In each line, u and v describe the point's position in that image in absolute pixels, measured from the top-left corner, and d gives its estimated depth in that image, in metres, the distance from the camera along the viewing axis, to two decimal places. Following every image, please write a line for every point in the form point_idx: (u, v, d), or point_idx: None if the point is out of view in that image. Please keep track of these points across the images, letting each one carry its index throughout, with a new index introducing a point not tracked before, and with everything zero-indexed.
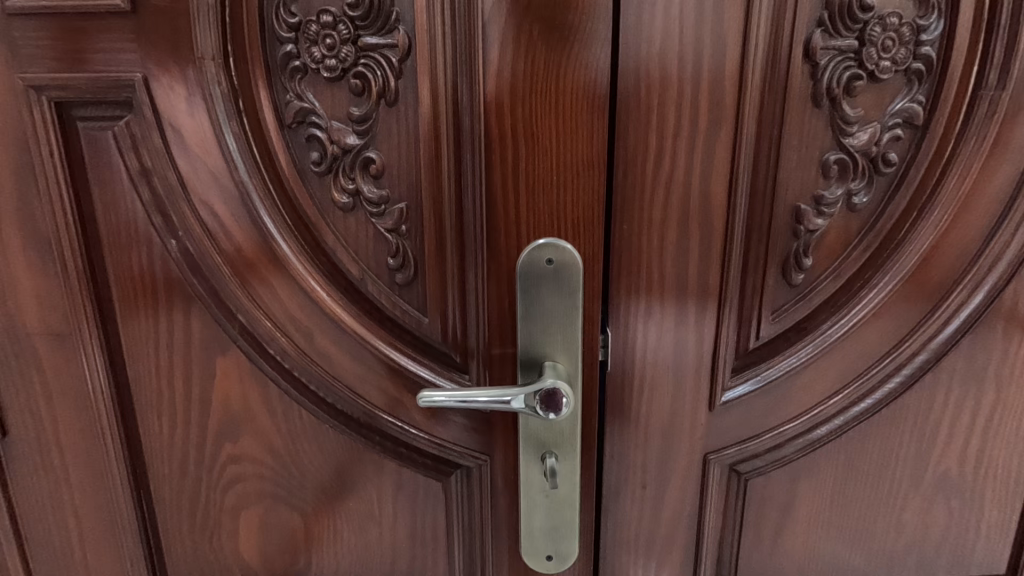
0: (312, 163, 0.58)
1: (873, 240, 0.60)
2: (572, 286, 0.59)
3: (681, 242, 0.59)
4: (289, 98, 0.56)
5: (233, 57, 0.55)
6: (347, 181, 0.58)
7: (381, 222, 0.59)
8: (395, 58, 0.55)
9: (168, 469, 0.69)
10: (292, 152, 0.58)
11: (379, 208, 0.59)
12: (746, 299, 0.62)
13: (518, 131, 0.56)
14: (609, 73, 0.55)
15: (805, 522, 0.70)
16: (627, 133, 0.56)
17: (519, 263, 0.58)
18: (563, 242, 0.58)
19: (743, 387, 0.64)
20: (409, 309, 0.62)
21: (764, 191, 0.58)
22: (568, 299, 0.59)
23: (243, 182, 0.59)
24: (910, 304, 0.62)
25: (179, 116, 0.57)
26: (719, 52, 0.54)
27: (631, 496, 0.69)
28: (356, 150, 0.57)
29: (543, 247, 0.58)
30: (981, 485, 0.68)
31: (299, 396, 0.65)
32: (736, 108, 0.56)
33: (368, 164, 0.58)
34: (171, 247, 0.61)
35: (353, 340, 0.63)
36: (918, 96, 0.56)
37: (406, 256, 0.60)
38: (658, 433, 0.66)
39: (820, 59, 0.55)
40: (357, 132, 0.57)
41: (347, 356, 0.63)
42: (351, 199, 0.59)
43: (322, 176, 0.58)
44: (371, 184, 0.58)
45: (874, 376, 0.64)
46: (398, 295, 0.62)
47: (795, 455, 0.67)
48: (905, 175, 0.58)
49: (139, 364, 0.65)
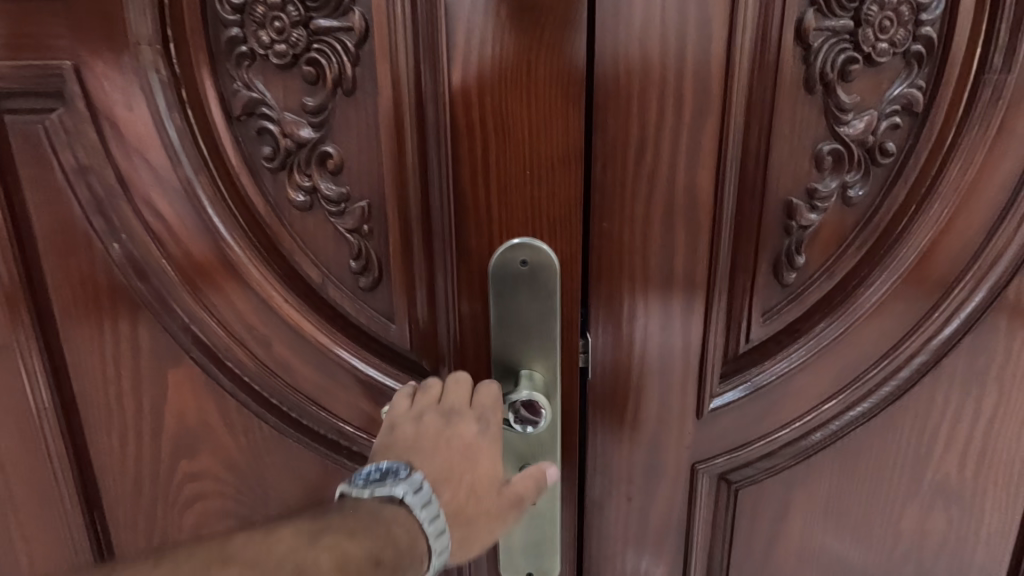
0: (264, 158, 0.53)
1: (869, 236, 0.56)
2: (548, 289, 0.55)
3: (665, 240, 0.55)
4: (237, 87, 0.52)
5: (174, 42, 0.51)
6: (303, 178, 0.54)
7: (341, 222, 0.55)
8: (351, 43, 0.50)
9: (121, 488, 0.64)
10: (242, 147, 0.53)
11: (339, 206, 0.54)
12: (736, 300, 0.58)
13: (487, 121, 0.51)
14: (586, 57, 0.51)
15: (798, 532, 0.67)
16: (606, 122, 0.52)
17: (492, 264, 0.54)
18: (538, 242, 0.54)
19: (732, 393, 0.60)
20: (374, 315, 0.58)
21: (754, 184, 0.54)
22: (545, 303, 0.55)
23: (191, 181, 0.54)
24: (907, 302, 0.58)
25: (117, 108, 0.52)
26: (704, 33, 0.50)
27: (616, 509, 0.65)
28: (312, 145, 0.53)
29: (518, 247, 0.54)
30: (983, 491, 0.65)
31: (259, 409, 0.61)
32: (723, 95, 0.52)
33: (325, 159, 0.53)
34: (114, 251, 0.56)
35: (315, 349, 0.58)
36: (917, 80, 0.52)
37: (369, 259, 0.56)
38: (644, 441, 0.62)
39: (813, 41, 0.50)
40: (313, 125, 0.52)
41: (310, 365, 0.59)
42: (308, 198, 0.54)
43: (275, 172, 0.54)
44: (330, 181, 0.54)
45: (870, 380, 0.61)
46: (362, 300, 0.57)
47: (789, 463, 0.64)
48: (904, 166, 0.54)
49: (85, 378, 0.60)
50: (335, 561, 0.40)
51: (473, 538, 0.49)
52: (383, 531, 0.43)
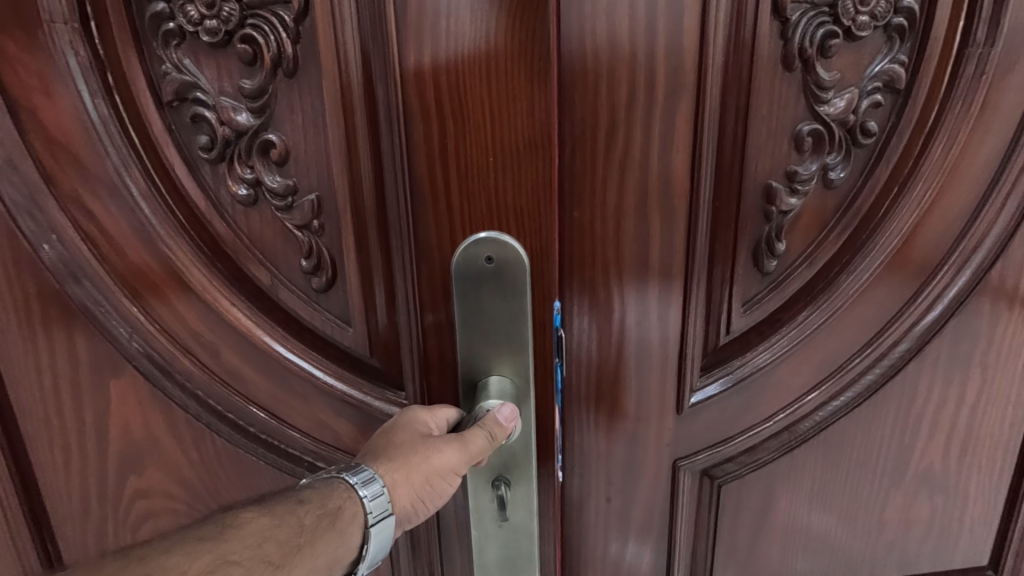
0: (201, 149, 0.50)
1: (851, 221, 0.54)
2: (515, 287, 0.51)
3: (641, 227, 0.52)
4: (167, 69, 0.49)
5: (94, 19, 0.48)
6: (245, 169, 0.51)
7: (288, 217, 0.52)
8: (289, 18, 0.47)
9: (68, 506, 0.61)
10: (176, 136, 0.51)
11: (286, 200, 0.51)
12: (715, 291, 0.55)
13: (446, 105, 0.47)
14: (553, 31, 0.46)
15: (783, 525, 0.65)
16: (574, 105, 0.49)
17: (455, 262, 0.51)
18: (505, 237, 0.50)
19: (712, 387, 0.58)
20: (329, 318, 0.55)
21: (731, 168, 0.52)
22: (513, 301, 0.51)
23: (125, 173, 0.51)
24: (891, 288, 0.56)
25: (37, 94, 0.50)
26: (675, 8, 0.47)
27: (595, 508, 0.62)
28: (253, 132, 0.50)
29: (483, 242, 0.50)
30: (965, 478, 0.64)
31: (211, 419, 0.58)
32: (699, 74, 0.48)
33: (268, 148, 0.50)
34: (45, 253, 0.53)
35: (263, 356, 0.56)
36: (899, 56, 0.50)
37: (321, 258, 0.53)
38: (622, 442, 0.60)
39: (791, 15, 0.47)
40: (252, 112, 0.49)
41: (261, 373, 0.57)
42: (252, 192, 0.51)
43: (214, 163, 0.51)
44: (274, 173, 0.51)
45: (852, 369, 0.59)
46: (315, 302, 0.55)
47: (772, 457, 0.62)
48: (885, 146, 0.52)
49: (23, 389, 0.57)
50: (260, 511, 0.43)
51: (419, 481, 0.47)
52: (306, 486, 0.46)
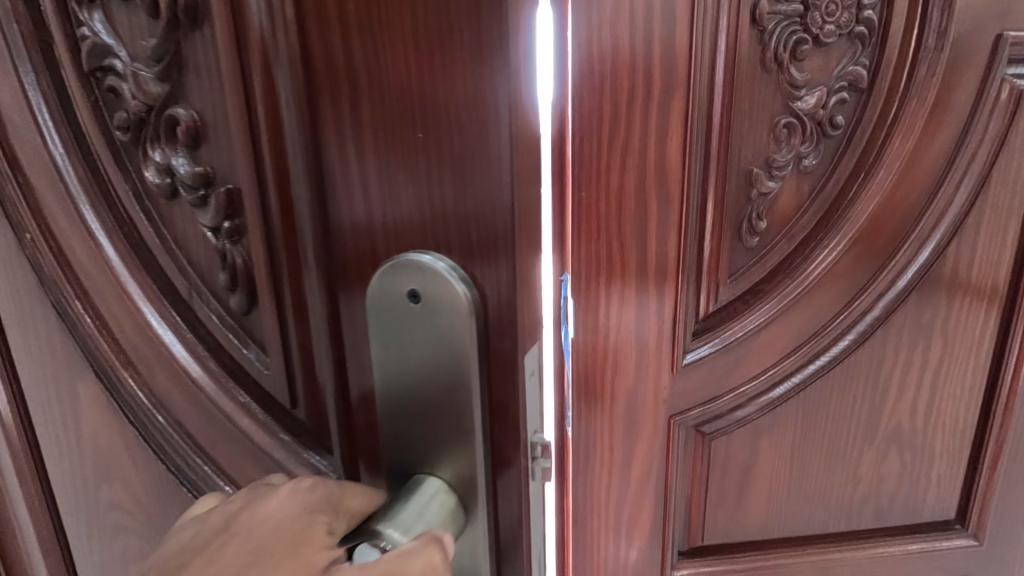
0: (119, 127, 0.40)
1: (822, 201, 0.63)
2: (447, 358, 0.31)
3: (641, 206, 0.60)
4: (83, 32, 0.38)
5: None
6: (157, 153, 0.38)
7: (203, 216, 0.38)
8: None
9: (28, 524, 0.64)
10: (99, 110, 0.40)
11: (198, 195, 0.38)
12: (706, 264, 0.63)
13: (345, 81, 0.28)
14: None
15: (766, 481, 0.73)
16: (583, 102, 0.57)
17: (371, 285, 0.31)
18: (449, 278, 0.30)
19: (703, 349, 0.66)
20: (250, 352, 0.41)
21: (719, 155, 0.59)
22: (447, 375, 0.31)
23: (27, 155, 0.44)
24: (861, 261, 0.65)
25: None
26: (667, 14, 0.54)
27: (599, 459, 0.69)
28: (161, 105, 0.36)
29: (418, 271, 0.30)
30: (931, 436, 0.73)
31: (159, 447, 0.48)
32: (688, 76, 0.56)
33: (174, 124, 0.36)
34: None
35: (187, 388, 0.44)
36: (861, 59, 0.58)
37: (234, 270, 0.38)
38: (621, 404, 0.67)
39: (767, 24, 0.56)
40: (154, 77, 0.36)
41: (194, 407, 0.45)
42: (166, 182, 0.39)
43: (134, 146, 0.40)
44: (183, 157, 0.37)
45: (831, 332, 0.67)
46: (238, 330, 0.41)
47: (757, 414, 0.70)
48: (852, 135, 0.61)
49: None
50: None
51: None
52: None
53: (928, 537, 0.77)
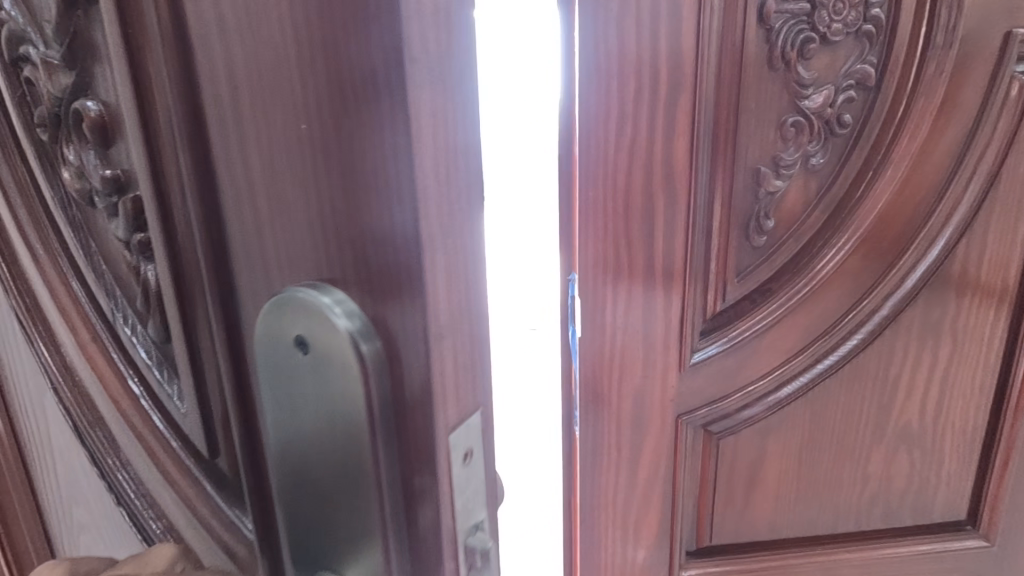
0: (42, 125, 0.34)
1: (829, 200, 0.62)
2: (341, 429, 0.23)
3: (648, 205, 0.60)
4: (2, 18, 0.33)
5: None
6: (71, 151, 0.32)
7: (116, 224, 0.32)
8: None
9: None
10: (26, 107, 0.36)
11: (110, 198, 0.31)
12: (714, 262, 0.63)
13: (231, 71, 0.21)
14: None
15: (774, 482, 0.73)
16: (591, 101, 0.57)
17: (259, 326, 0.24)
18: (338, 329, 0.22)
19: (711, 348, 0.66)
20: (170, 391, 0.33)
21: (725, 154, 0.59)
22: (340, 454, 0.24)
23: None
24: (869, 259, 0.64)
25: None
26: (675, 13, 0.55)
27: (607, 458, 0.69)
28: (70, 98, 0.30)
29: (305, 311, 0.22)
30: (941, 436, 0.72)
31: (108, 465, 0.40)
32: (696, 76, 0.56)
33: (82, 120, 0.30)
34: None
35: (122, 410, 0.37)
36: (869, 57, 0.59)
37: (148, 289, 0.31)
38: (629, 402, 0.67)
39: (775, 23, 0.56)
40: (61, 66, 0.30)
41: (130, 424, 0.37)
42: (81, 184, 0.33)
43: (54, 145, 0.34)
44: (95, 156, 0.31)
45: (841, 330, 0.67)
46: (158, 362, 0.33)
47: (765, 413, 0.69)
48: (860, 133, 0.61)
49: None
50: None
51: None
52: None
53: (939, 537, 0.77)
